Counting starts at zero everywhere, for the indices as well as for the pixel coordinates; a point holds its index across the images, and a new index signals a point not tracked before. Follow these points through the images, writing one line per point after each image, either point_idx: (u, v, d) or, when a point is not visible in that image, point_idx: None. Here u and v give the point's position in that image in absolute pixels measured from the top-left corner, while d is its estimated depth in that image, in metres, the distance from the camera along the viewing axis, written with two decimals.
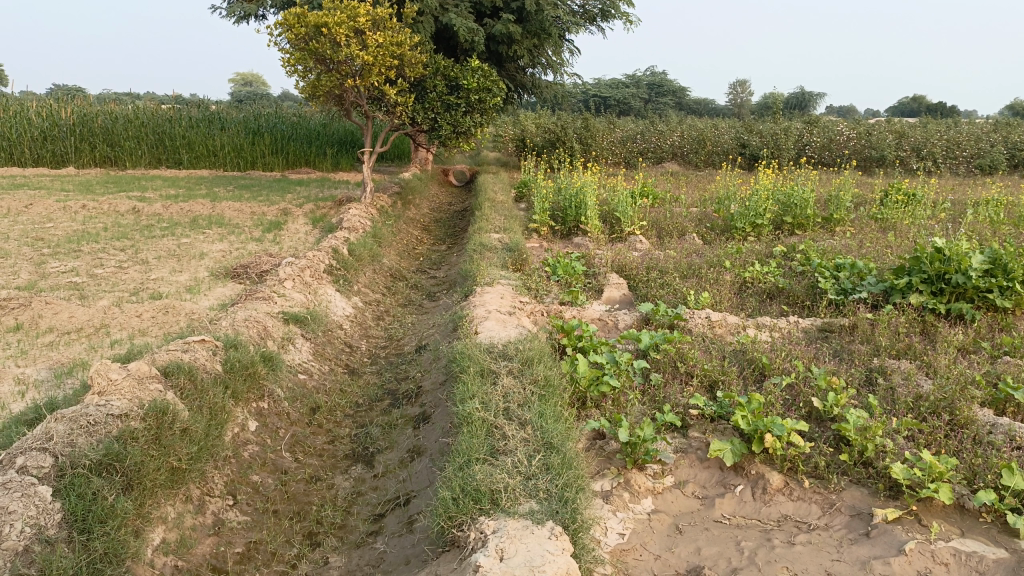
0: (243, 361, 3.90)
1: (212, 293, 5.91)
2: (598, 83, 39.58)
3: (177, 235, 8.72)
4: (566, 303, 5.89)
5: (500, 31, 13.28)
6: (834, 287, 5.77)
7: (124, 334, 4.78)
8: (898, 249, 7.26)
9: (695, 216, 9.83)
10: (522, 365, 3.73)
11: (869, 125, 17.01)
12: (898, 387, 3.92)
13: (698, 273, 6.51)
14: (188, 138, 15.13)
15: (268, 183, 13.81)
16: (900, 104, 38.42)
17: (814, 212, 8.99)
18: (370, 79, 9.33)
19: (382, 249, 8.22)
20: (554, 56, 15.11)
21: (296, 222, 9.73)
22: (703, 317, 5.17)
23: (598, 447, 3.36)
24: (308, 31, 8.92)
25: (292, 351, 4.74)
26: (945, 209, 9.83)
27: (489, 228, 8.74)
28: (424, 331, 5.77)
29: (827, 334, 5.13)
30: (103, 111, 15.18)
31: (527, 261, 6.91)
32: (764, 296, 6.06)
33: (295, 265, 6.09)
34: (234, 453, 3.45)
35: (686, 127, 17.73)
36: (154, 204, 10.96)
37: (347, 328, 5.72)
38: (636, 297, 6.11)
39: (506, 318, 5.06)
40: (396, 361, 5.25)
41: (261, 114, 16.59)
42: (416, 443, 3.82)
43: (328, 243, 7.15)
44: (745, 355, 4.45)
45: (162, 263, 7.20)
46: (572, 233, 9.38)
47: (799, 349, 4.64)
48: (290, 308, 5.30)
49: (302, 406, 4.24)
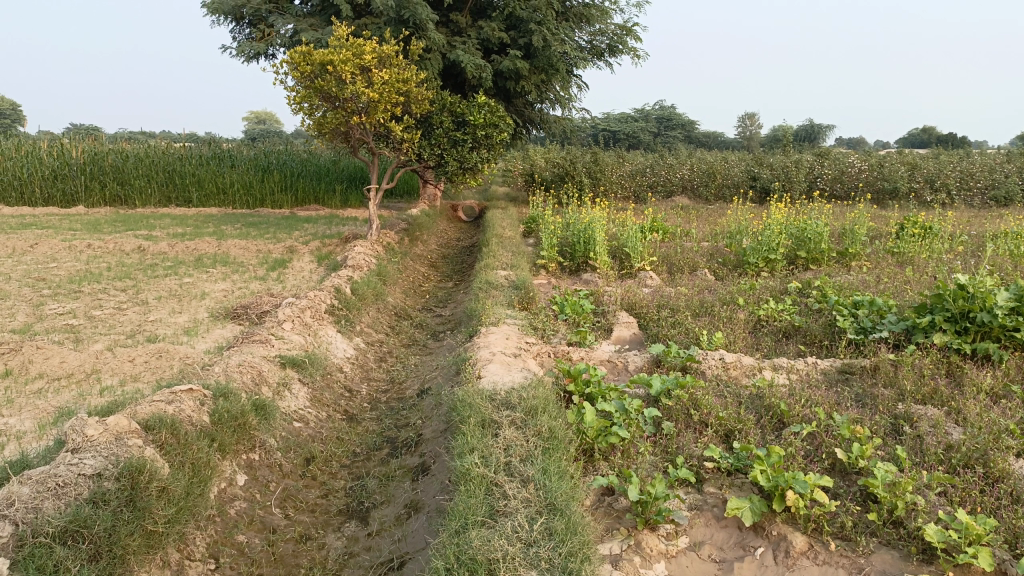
0: (232, 411, 3.71)
1: (210, 335, 5.75)
2: (607, 118, 39.74)
3: (181, 274, 8.60)
4: (574, 343, 5.69)
5: (507, 67, 13.27)
6: (853, 326, 5.55)
7: (115, 380, 4.60)
8: (917, 285, 7.04)
9: (706, 251, 9.65)
10: (525, 414, 3.52)
11: (880, 157, 16.85)
12: (926, 437, 3.68)
13: (710, 311, 6.30)
14: (198, 175, 15.14)
15: (276, 220, 13.76)
16: (911, 135, 38.30)
17: (829, 246, 8.78)
18: (376, 116, 9.27)
19: (387, 288, 8.08)
20: (562, 91, 15.09)
21: (301, 260, 9.61)
22: (716, 358, 4.96)
23: (606, 504, 3.14)
24: (313, 69, 8.88)
25: (287, 398, 4.55)
26: (963, 242, 9.61)
27: (496, 264, 8.58)
28: (427, 373, 5.57)
29: (847, 376, 4.90)
30: (114, 150, 15.24)
31: (534, 299, 6.73)
32: (780, 335, 5.84)
33: (295, 306, 5.92)
34: (219, 511, 3.25)
35: (695, 161, 17.62)
36: (160, 243, 10.89)
37: (348, 371, 5.53)
38: (647, 337, 5.91)
39: (511, 361, 4.87)
40: (397, 406, 5.04)
41: (271, 152, 16.63)
42: (414, 497, 3.60)
43: (331, 282, 7.00)
44: (762, 400, 4.22)
45: (162, 303, 7.06)
46: (581, 269, 9.20)
47: (819, 394, 4.41)
48: (287, 351, 5.12)
49: (296, 457, 4.03)
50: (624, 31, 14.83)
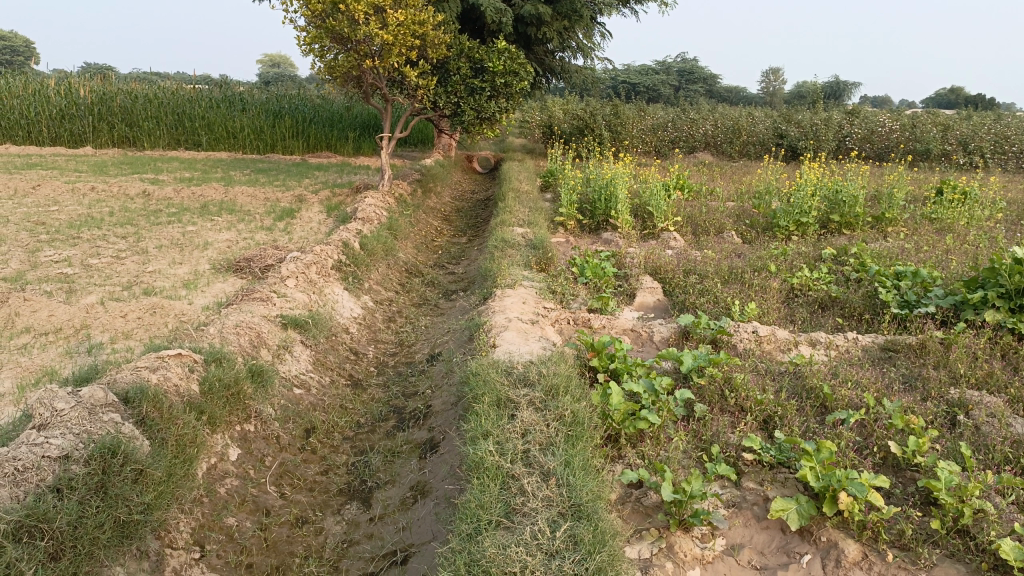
0: (226, 379, 3.40)
1: (210, 290, 5.43)
2: (627, 70, 38.72)
3: (185, 221, 8.27)
4: (595, 309, 5.35)
5: (528, 12, 12.67)
6: (896, 299, 5.17)
7: (105, 338, 4.31)
8: (960, 255, 6.62)
9: (733, 211, 9.21)
10: (545, 394, 3.18)
11: (912, 117, 16.17)
12: (987, 429, 3.34)
13: (740, 278, 5.92)
14: (207, 119, 14.70)
15: (287, 167, 13.37)
16: (939, 95, 37.14)
17: (863, 210, 8.33)
18: (390, 61, 8.80)
19: (398, 242, 7.72)
20: (584, 39, 14.48)
21: (309, 210, 9.26)
22: (749, 331, 4.60)
23: (634, 499, 2.81)
24: (324, 8, 8.40)
25: (288, 362, 4.23)
26: (1003, 209, 9.12)
27: (513, 220, 8.18)
28: (438, 337, 5.24)
29: (891, 355, 4.55)
30: (123, 90, 14.81)
31: (553, 260, 6.34)
32: (815, 306, 5.46)
33: (299, 261, 5.58)
34: (208, 490, 2.96)
35: (719, 116, 17.00)
36: (165, 188, 10.54)
37: (354, 332, 5.21)
38: (672, 305, 5.56)
39: (528, 329, 4.53)
40: (405, 372, 4.74)
41: (283, 96, 16.14)
42: (422, 478, 3.30)
43: (338, 236, 6.64)
44: (802, 381, 3.88)
45: (162, 253, 6.73)
46: (601, 227, 8.79)
47: (863, 375, 4.06)
48: (290, 310, 4.79)
49: (296, 428, 3.74)
50: None
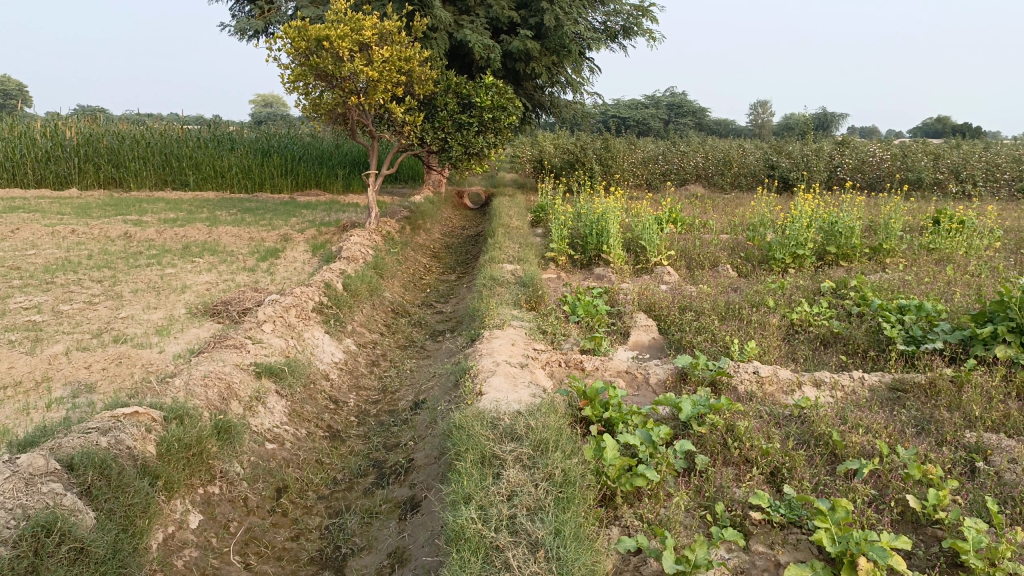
0: (188, 438, 3.15)
1: (184, 337, 5.18)
2: (616, 104, 38.98)
3: (165, 264, 8.03)
4: (587, 350, 5.11)
5: (517, 48, 12.62)
6: (902, 335, 4.95)
7: (67, 391, 4.04)
8: (963, 286, 6.43)
9: (727, 244, 9.02)
10: (533, 449, 2.93)
11: (902, 146, 16.13)
12: (1010, 477, 3.09)
13: (738, 315, 5.69)
14: (195, 158, 14.55)
15: (274, 206, 13.20)
16: (925, 125, 37.42)
17: (860, 241, 8.16)
18: (375, 97, 8.66)
19: (384, 281, 7.50)
20: (573, 74, 14.45)
21: (294, 249, 9.04)
22: (750, 371, 4.38)
23: (633, 568, 2.54)
24: (308, 45, 8.28)
25: (260, 414, 3.97)
26: (1001, 238, 8.96)
27: (502, 257, 7.97)
28: (423, 383, 4.98)
29: (899, 395, 4.32)
30: (110, 131, 14.66)
31: (543, 298, 6.10)
32: (817, 343, 5.24)
33: (278, 304, 5.34)
34: (162, 564, 2.69)
35: (710, 148, 16.97)
36: (148, 229, 10.31)
37: (335, 378, 4.95)
38: (667, 344, 5.33)
39: (517, 373, 4.29)
40: (388, 421, 4.47)
41: (272, 135, 16.04)
42: (400, 543, 3.03)
43: (321, 276, 6.41)
44: (809, 426, 3.63)
45: (137, 297, 6.48)
46: (593, 262, 8.59)
47: (873, 418, 3.82)
48: (265, 358, 4.53)
49: (267, 487, 3.46)
50: (640, 11, 14.15)
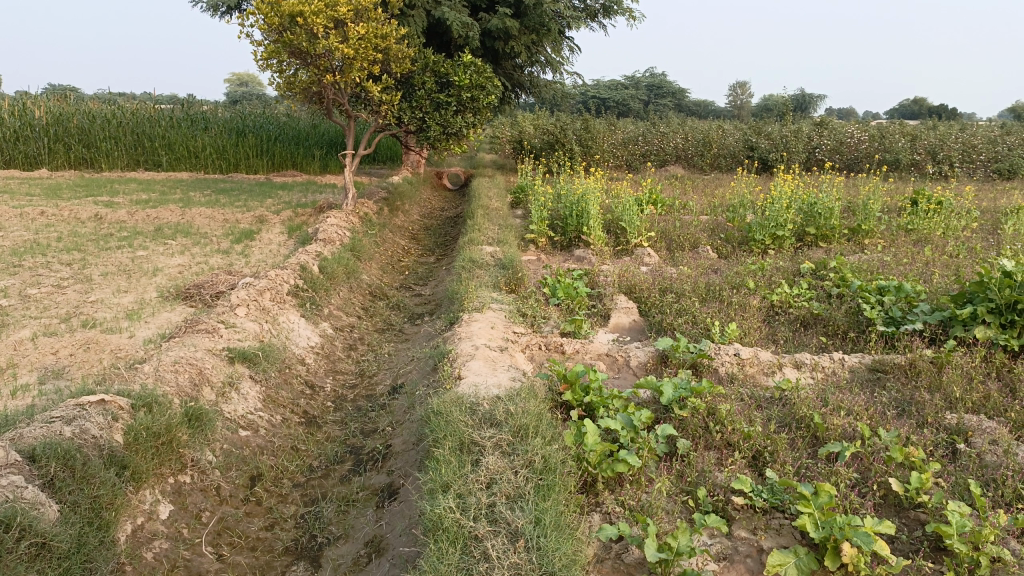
0: (156, 426, 3.05)
1: (155, 322, 5.05)
2: (596, 85, 38.81)
3: (136, 246, 7.85)
4: (568, 333, 5.05)
5: (496, 26, 12.45)
6: (882, 316, 4.95)
7: (32, 378, 3.92)
8: (941, 267, 6.45)
9: (707, 225, 9.00)
10: (513, 436, 2.87)
11: (880, 127, 16.18)
12: (992, 459, 3.08)
13: (718, 296, 5.66)
14: (168, 138, 14.26)
15: (250, 187, 12.98)
16: (901, 106, 37.67)
17: (839, 222, 8.16)
18: (351, 75, 8.49)
19: (362, 263, 7.39)
20: (553, 53, 14.30)
21: (270, 231, 8.88)
22: (731, 354, 4.35)
23: (615, 556, 2.50)
24: (281, 21, 8.08)
25: (233, 400, 3.88)
26: (977, 219, 9.01)
27: (482, 239, 7.88)
28: (401, 367, 4.90)
29: (879, 376, 4.32)
30: (81, 110, 14.32)
31: (523, 280, 6.03)
32: (798, 324, 5.22)
33: (252, 287, 5.22)
34: (131, 557, 2.60)
35: (689, 129, 16.93)
36: (119, 210, 10.08)
37: (311, 363, 4.86)
38: (648, 326, 5.29)
39: (497, 357, 4.22)
40: (365, 406, 4.39)
41: (247, 115, 15.76)
42: (378, 532, 2.97)
43: (297, 259, 6.29)
44: (790, 409, 3.60)
45: (108, 280, 6.32)
46: (573, 244, 8.52)
47: (854, 400, 3.81)
48: (238, 342, 4.42)
49: (240, 476, 3.38)
50: None
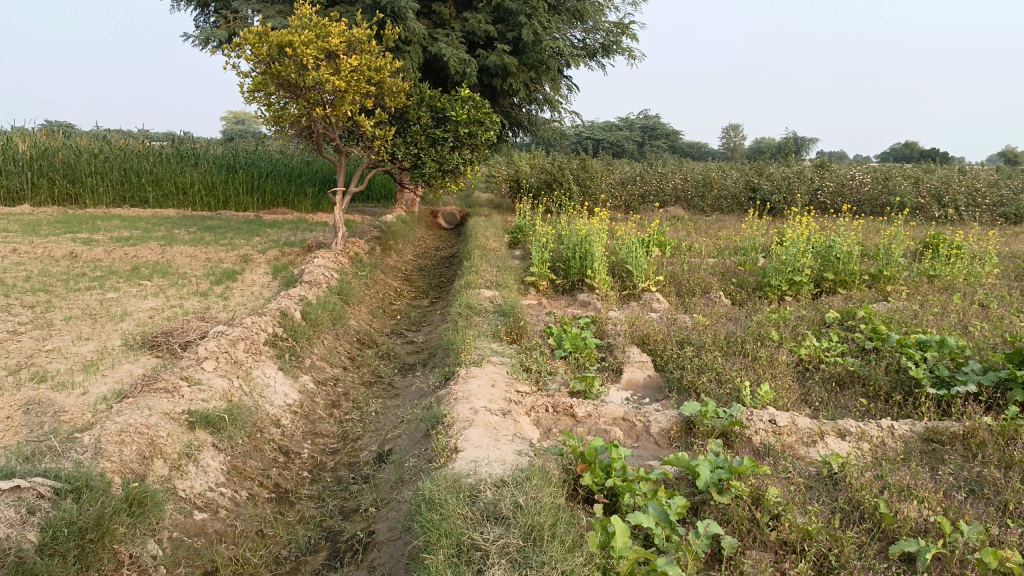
0: (83, 519, 2.50)
1: (112, 376, 4.49)
2: (591, 126, 38.74)
3: (107, 287, 7.29)
4: (578, 392, 4.49)
5: (494, 62, 12.12)
6: (928, 376, 4.42)
7: None
8: (974, 319, 5.94)
9: (716, 269, 8.51)
10: (524, 540, 2.32)
11: (883, 169, 15.81)
12: None
13: (741, 350, 5.11)
14: (155, 173, 13.78)
15: (238, 224, 12.48)
16: (893, 150, 37.67)
17: (858, 267, 7.68)
18: (343, 108, 8.03)
19: (349, 308, 6.85)
20: (552, 91, 13.96)
21: (253, 271, 8.36)
22: (766, 421, 3.82)
23: None
24: (269, 51, 7.64)
25: (190, 475, 3.32)
26: (997, 265, 8.55)
27: (479, 282, 7.36)
28: (389, 430, 4.32)
29: (935, 448, 3.78)
30: (67, 145, 13.84)
31: (526, 329, 5.50)
32: (833, 383, 4.70)
33: (223, 337, 4.67)
34: None
35: (689, 169, 16.57)
36: (96, 248, 9.54)
37: (287, 425, 4.28)
38: (665, 384, 4.76)
39: (499, 423, 3.67)
40: (347, 478, 3.81)
41: (239, 151, 15.32)
42: None
43: (277, 304, 5.73)
44: (847, 495, 3.06)
45: (69, 326, 5.76)
46: (576, 288, 8.00)
47: (917, 480, 3.27)
48: (202, 403, 3.85)
49: (191, 575, 2.80)
50: (620, 29, 13.74)
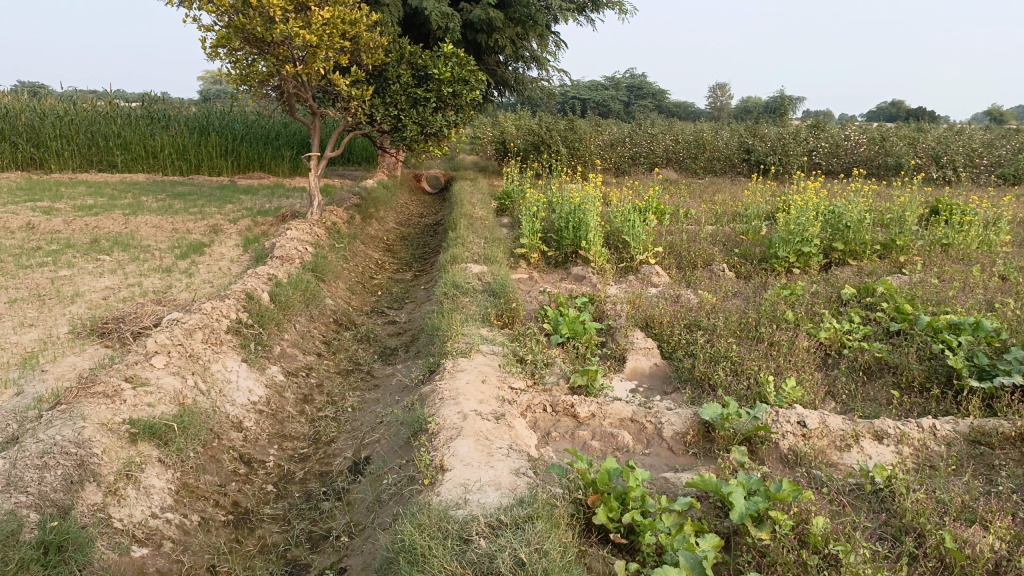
0: None
1: (52, 372, 3.95)
2: (576, 86, 37.81)
3: (61, 263, 6.69)
4: (578, 387, 4.01)
5: (478, 17, 11.41)
6: (967, 365, 3.96)
7: None
8: (999, 295, 5.49)
9: (716, 237, 8.02)
10: None
11: (880, 128, 15.29)
12: None
13: (756, 334, 4.63)
14: (123, 136, 13.02)
15: (210, 190, 11.82)
16: (880, 109, 37.11)
17: (869, 237, 7.19)
18: (316, 66, 7.39)
19: (326, 285, 6.31)
20: (539, 48, 13.25)
21: (223, 243, 7.78)
22: (794, 424, 3.36)
23: None
24: (233, 2, 6.97)
25: (128, 501, 2.82)
26: (1008, 231, 8.11)
27: (466, 256, 6.82)
28: (366, 432, 3.83)
29: (983, 451, 3.32)
30: (30, 106, 13.03)
31: (518, 312, 4.99)
32: (860, 373, 4.24)
33: (178, 326, 4.13)
34: None
35: (681, 130, 15.96)
36: (55, 218, 8.87)
37: (250, 429, 3.78)
38: (674, 375, 4.29)
39: (492, 430, 3.19)
40: (317, 493, 3.32)
41: (213, 112, 14.54)
42: None
43: (244, 284, 5.18)
44: (902, 523, 2.61)
45: (14, 310, 5.19)
46: (569, 261, 7.48)
47: (975, 495, 2.83)
48: (148, 409, 3.34)
49: None
50: None
